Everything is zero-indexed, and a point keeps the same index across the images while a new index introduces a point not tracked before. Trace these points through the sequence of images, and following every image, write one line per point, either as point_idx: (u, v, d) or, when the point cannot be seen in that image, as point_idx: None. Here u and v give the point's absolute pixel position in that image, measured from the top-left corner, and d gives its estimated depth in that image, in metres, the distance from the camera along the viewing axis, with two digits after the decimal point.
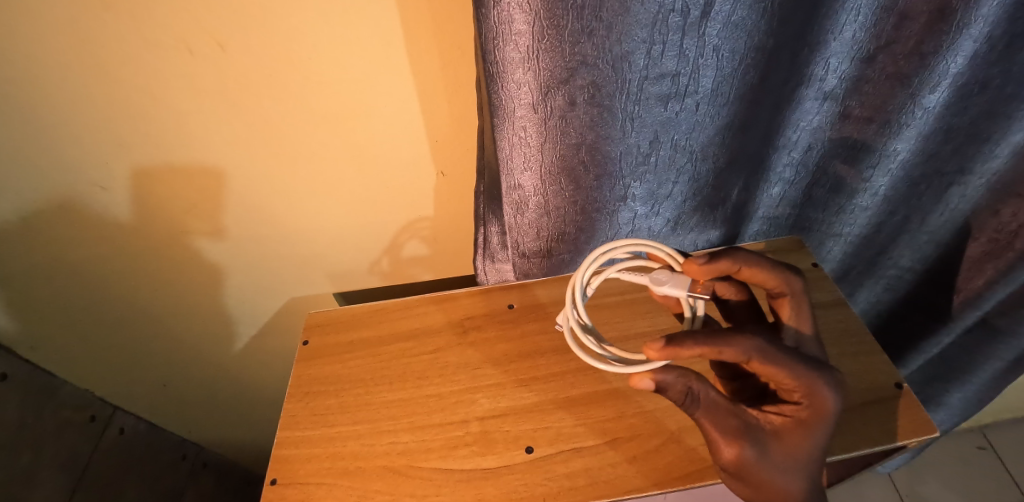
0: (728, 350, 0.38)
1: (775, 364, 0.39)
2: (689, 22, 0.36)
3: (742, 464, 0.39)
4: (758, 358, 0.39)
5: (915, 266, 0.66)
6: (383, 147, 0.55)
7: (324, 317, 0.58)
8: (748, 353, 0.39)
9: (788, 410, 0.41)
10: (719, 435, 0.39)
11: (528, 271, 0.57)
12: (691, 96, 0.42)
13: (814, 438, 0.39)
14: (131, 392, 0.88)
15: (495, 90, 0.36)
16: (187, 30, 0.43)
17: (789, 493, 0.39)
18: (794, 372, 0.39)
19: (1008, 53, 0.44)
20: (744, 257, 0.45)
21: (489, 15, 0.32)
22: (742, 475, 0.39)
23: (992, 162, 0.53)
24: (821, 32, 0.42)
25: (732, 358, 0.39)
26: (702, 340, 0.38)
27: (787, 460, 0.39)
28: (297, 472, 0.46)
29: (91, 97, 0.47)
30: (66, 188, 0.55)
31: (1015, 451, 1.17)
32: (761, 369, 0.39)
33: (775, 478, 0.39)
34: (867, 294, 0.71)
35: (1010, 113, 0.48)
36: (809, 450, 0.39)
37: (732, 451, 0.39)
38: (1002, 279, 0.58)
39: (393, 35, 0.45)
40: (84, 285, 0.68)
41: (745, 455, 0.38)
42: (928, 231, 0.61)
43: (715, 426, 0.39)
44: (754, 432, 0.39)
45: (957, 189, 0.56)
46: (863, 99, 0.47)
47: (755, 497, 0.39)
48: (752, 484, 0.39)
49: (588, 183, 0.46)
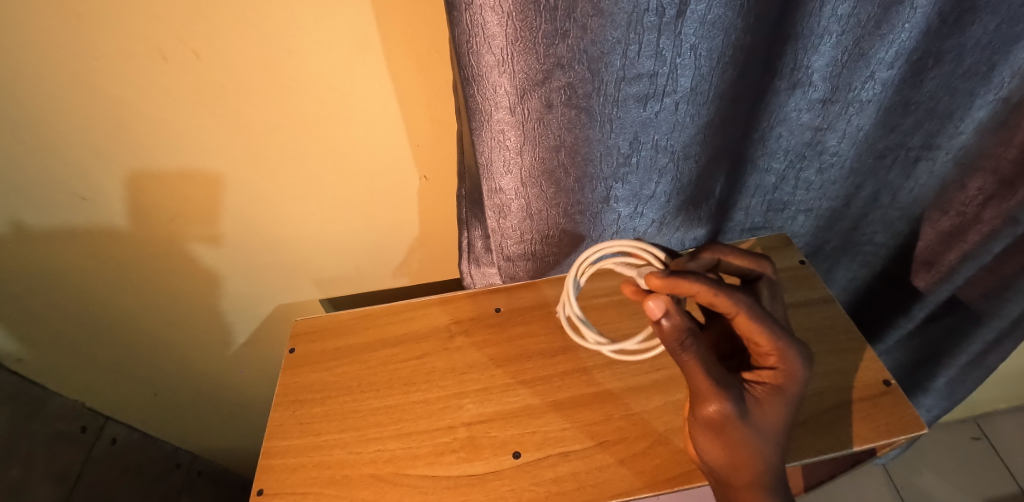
0: (723, 299, 0.40)
1: (761, 322, 0.40)
2: (665, 21, 0.36)
3: (724, 422, 0.38)
4: (745, 313, 0.40)
5: (889, 242, 0.66)
6: (363, 150, 0.55)
7: (310, 324, 0.57)
8: (739, 306, 0.40)
9: (766, 377, 0.41)
10: (708, 389, 0.38)
11: (514, 275, 0.56)
12: (669, 96, 0.41)
13: (787, 410, 0.40)
14: (120, 402, 0.87)
15: (472, 93, 0.36)
16: (160, 38, 0.42)
17: (767, 457, 0.39)
18: (770, 332, 0.40)
19: (960, 28, 0.44)
20: (720, 249, 0.48)
21: (461, 19, 0.31)
22: (722, 430, 0.39)
23: (958, 138, 0.53)
24: (793, 22, 0.41)
25: (723, 308, 0.40)
26: (702, 279, 0.40)
27: (763, 426, 0.39)
28: (283, 481, 0.46)
29: (64, 108, 0.46)
30: (46, 199, 0.54)
31: (1010, 441, 1.17)
32: (742, 328, 0.40)
33: (750, 439, 0.39)
34: (845, 273, 0.72)
35: (971, 90, 0.48)
36: (783, 417, 0.39)
37: (716, 404, 0.38)
38: (971, 253, 0.59)
39: (369, 39, 0.45)
40: (69, 296, 0.67)
41: (728, 408, 0.38)
42: (900, 206, 0.61)
43: (704, 375, 0.38)
44: (738, 392, 0.39)
45: (924, 164, 0.56)
46: (831, 83, 0.45)
47: (730, 461, 0.39)
48: (726, 441, 0.39)
49: (569, 185, 0.46)
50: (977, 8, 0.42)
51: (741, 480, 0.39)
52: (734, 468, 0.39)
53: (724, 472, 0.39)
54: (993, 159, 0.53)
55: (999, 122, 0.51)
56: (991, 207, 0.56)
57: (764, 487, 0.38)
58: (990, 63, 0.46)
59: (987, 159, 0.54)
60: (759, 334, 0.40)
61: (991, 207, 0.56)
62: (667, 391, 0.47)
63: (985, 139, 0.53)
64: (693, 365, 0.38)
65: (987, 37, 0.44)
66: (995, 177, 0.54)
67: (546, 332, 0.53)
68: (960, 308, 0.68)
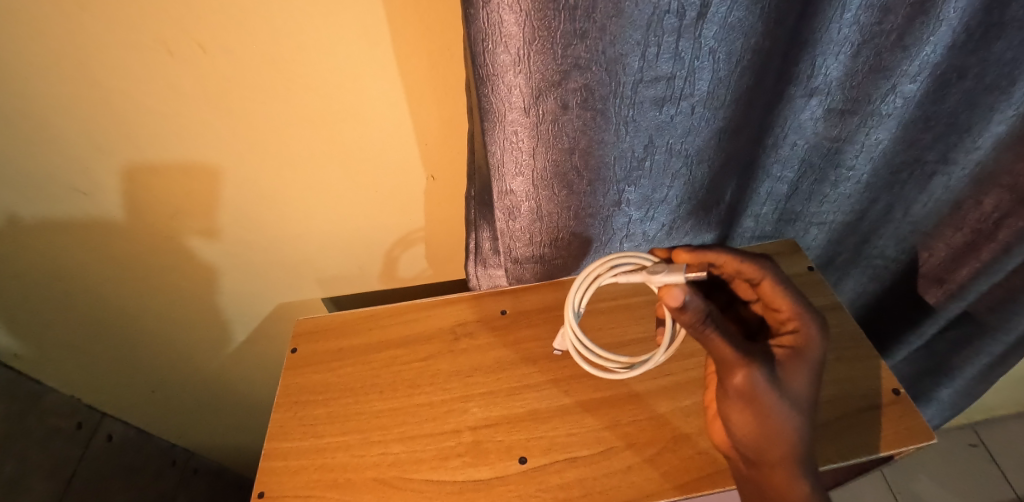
0: (748, 266, 0.44)
1: (783, 288, 0.43)
2: (684, 23, 0.35)
3: (751, 390, 0.38)
4: (771, 278, 0.43)
5: (901, 257, 0.66)
6: (369, 149, 0.54)
7: (313, 324, 0.57)
8: (764, 272, 0.44)
9: (788, 342, 0.42)
10: (735, 359, 0.38)
11: (521, 276, 0.55)
12: (685, 99, 0.41)
13: (811, 376, 0.40)
14: (117, 399, 0.86)
15: (485, 93, 0.35)
16: (167, 30, 0.41)
17: (795, 426, 0.39)
18: (796, 301, 0.43)
19: (985, 43, 0.43)
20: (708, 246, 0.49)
21: (478, 17, 0.31)
22: (749, 402, 0.39)
23: (974, 153, 0.52)
24: (814, 33, 0.40)
25: (748, 274, 0.44)
26: (727, 250, 0.44)
27: (792, 393, 0.39)
28: (284, 484, 0.45)
29: (66, 101, 0.45)
30: (45, 192, 0.53)
31: (1007, 449, 1.17)
32: (769, 294, 0.44)
33: (779, 411, 0.38)
34: (854, 286, 0.71)
35: (991, 105, 0.48)
36: (809, 382, 0.40)
37: (742, 374, 0.38)
38: (984, 270, 0.59)
39: (379, 37, 0.44)
40: (67, 290, 0.66)
41: (756, 379, 0.38)
42: (913, 221, 0.61)
43: (730, 346, 0.38)
44: (763, 359, 0.39)
45: (940, 179, 0.55)
46: (849, 93, 0.45)
47: (761, 433, 0.39)
48: (757, 413, 0.39)
49: (580, 188, 0.45)
50: (1004, 24, 0.41)
51: (774, 458, 0.39)
52: (766, 442, 0.39)
53: (757, 449, 0.39)
54: (1010, 176, 0.53)
55: (1017, 136, 0.50)
56: (1006, 225, 0.56)
57: (797, 462, 0.39)
58: (1010, 77, 0.45)
59: (1006, 176, 0.53)
60: (781, 298, 0.43)
61: (1006, 225, 0.56)
62: (675, 397, 0.47)
63: (1002, 155, 0.52)
64: (718, 341, 0.38)
65: (1011, 52, 0.43)
66: (1012, 193, 0.54)
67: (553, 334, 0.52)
68: (966, 319, 0.68)
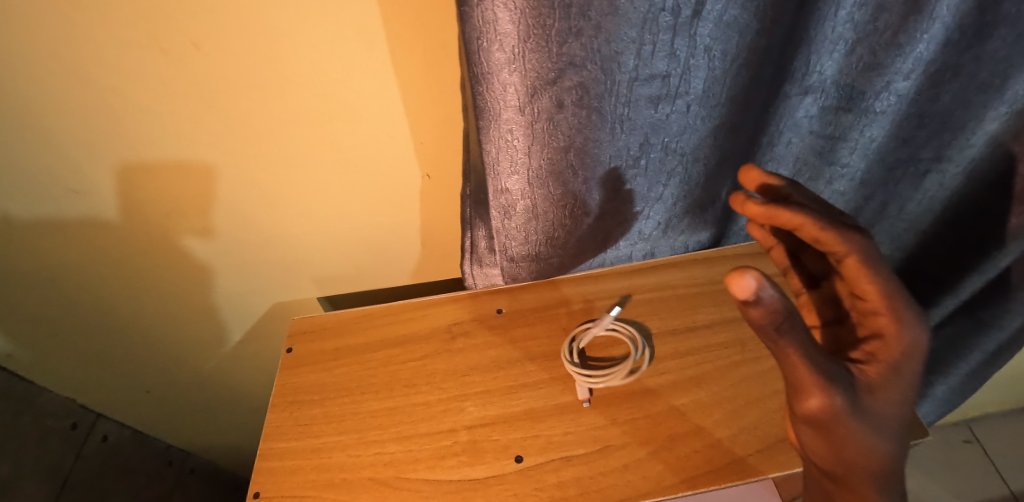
0: (829, 239, 0.34)
1: (875, 269, 0.33)
2: (680, 21, 0.35)
3: (832, 419, 0.30)
4: (856, 255, 0.33)
5: (895, 253, 0.66)
6: (365, 148, 0.54)
7: (309, 324, 0.57)
8: (851, 247, 0.33)
9: (877, 351, 0.33)
10: (814, 379, 0.29)
11: (517, 276, 0.55)
12: (681, 98, 0.41)
13: (903, 391, 0.32)
14: (112, 399, 0.86)
15: (480, 91, 0.35)
16: (160, 28, 0.41)
17: (879, 454, 0.31)
18: (887, 288, 0.33)
19: (978, 41, 0.43)
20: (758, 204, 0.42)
21: (472, 14, 0.31)
22: (826, 429, 0.30)
23: (968, 150, 0.52)
24: (808, 30, 0.40)
25: (828, 248, 0.34)
26: (810, 213, 0.34)
27: (877, 417, 0.31)
28: (280, 484, 0.45)
29: (58, 99, 0.45)
30: (38, 191, 0.53)
31: (1001, 445, 1.18)
32: (855, 279, 0.33)
33: (864, 438, 0.31)
34: None
35: (984, 102, 0.47)
36: (900, 399, 0.32)
37: (822, 401, 0.29)
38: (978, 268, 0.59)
39: (374, 35, 0.44)
40: (61, 290, 0.65)
41: (837, 407, 0.29)
42: (907, 218, 0.61)
43: (810, 366, 0.29)
44: (845, 376, 0.30)
45: (934, 176, 0.55)
46: (844, 91, 0.45)
47: (837, 459, 0.32)
48: (832, 442, 0.31)
49: (577, 186, 0.45)
50: (997, 22, 0.42)
51: (855, 480, 0.32)
52: (843, 468, 0.32)
53: (833, 471, 0.33)
54: (1003, 174, 0.53)
55: (1012, 136, 0.50)
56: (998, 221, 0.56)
57: (880, 488, 0.32)
58: (1004, 75, 0.45)
59: (995, 173, 0.54)
60: (869, 281, 0.33)
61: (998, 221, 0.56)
62: (672, 395, 0.47)
63: (994, 153, 0.52)
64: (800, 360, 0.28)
65: (1004, 50, 0.43)
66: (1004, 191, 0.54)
67: (549, 333, 0.52)
68: (962, 316, 0.68)
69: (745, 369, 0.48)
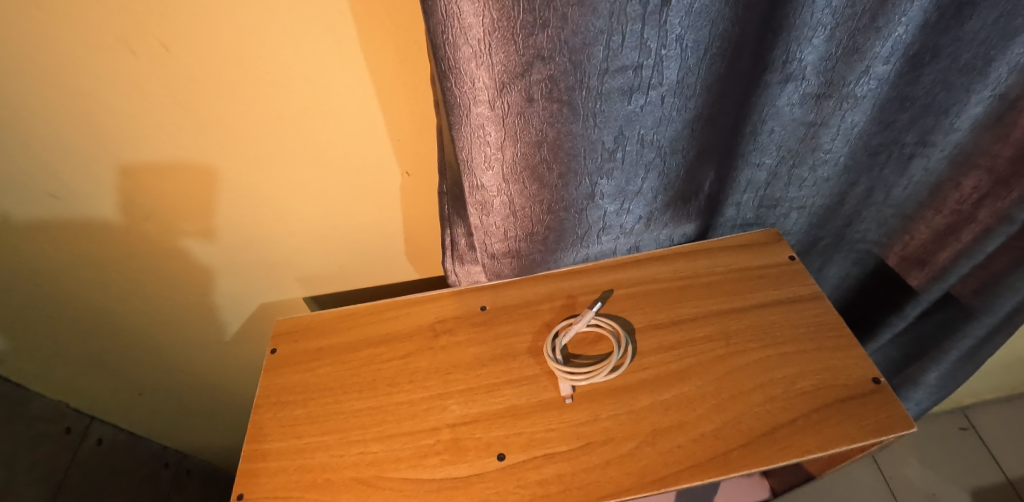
0: None
1: None
2: (649, 10, 0.35)
3: None
4: None
5: (883, 240, 0.65)
6: (343, 146, 0.53)
7: (293, 324, 0.56)
8: None
9: None
10: None
11: (499, 272, 0.55)
12: (655, 89, 0.40)
13: None
14: (105, 403, 0.85)
15: (449, 87, 0.35)
16: (126, 29, 0.41)
17: None
18: None
19: (957, 22, 0.43)
20: None
21: (436, 8, 0.30)
22: None
23: (953, 134, 0.52)
24: (785, 16, 0.40)
25: None
26: None
27: None
28: (264, 485, 0.44)
29: (28, 103, 0.45)
30: (13, 196, 0.52)
31: (996, 431, 1.18)
32: None
33: None
34: (837, 270, 0.70)
35: (967, 85, 0.47)
36: None
37: None
38: (966, 252, 0.58)
39: (346, 31, 0.43)
40: (46, 295, 0.65)
41: None
42: (893, 203, 0.60)
43: None
44: None
45: (919, 161, 0.55)
46: (824, 77, 0.44)
47: None
48: None
49: (552, 181, 0.45)
50: (975, 2, 0.41)
51: None
52: None
53: None
54: (988, 157, 0.53)
55: (995, 119, 0.50)
56: (985, 207, 0.55)
57: None
58: (987, 57, 0.45)
59: (982, 157, 0.53)
60: None
61: (986, 206, 0.55)
62: (654, 390, 0.47)
63: (980, 136, 0.52)
64: None
65: (984, 31, 0.43)
66: (990, 176, 0.53)
67: (533, 330, 0.52)
68: (951, 302, 0.67)
69: (729, 362, 0.48)
